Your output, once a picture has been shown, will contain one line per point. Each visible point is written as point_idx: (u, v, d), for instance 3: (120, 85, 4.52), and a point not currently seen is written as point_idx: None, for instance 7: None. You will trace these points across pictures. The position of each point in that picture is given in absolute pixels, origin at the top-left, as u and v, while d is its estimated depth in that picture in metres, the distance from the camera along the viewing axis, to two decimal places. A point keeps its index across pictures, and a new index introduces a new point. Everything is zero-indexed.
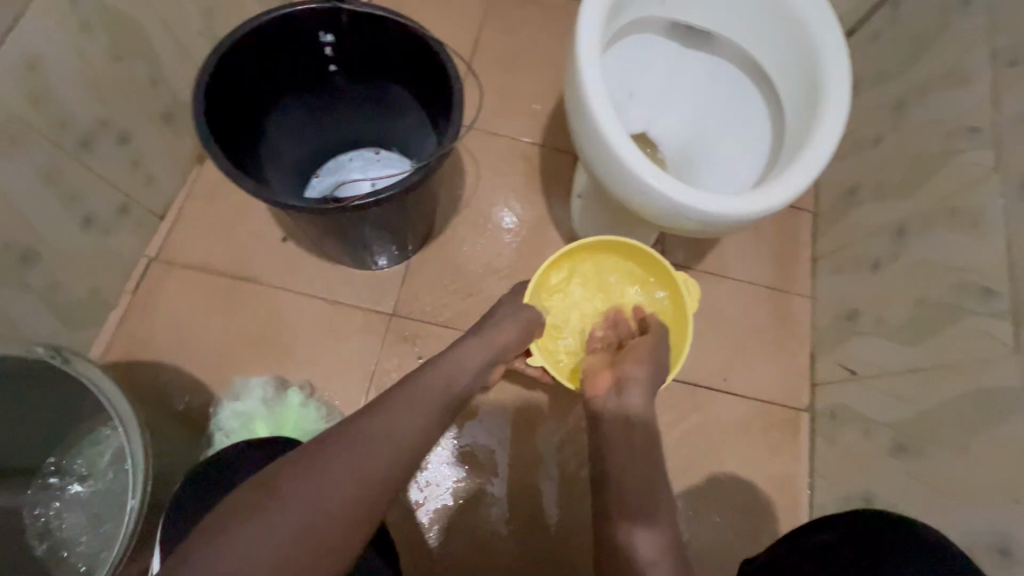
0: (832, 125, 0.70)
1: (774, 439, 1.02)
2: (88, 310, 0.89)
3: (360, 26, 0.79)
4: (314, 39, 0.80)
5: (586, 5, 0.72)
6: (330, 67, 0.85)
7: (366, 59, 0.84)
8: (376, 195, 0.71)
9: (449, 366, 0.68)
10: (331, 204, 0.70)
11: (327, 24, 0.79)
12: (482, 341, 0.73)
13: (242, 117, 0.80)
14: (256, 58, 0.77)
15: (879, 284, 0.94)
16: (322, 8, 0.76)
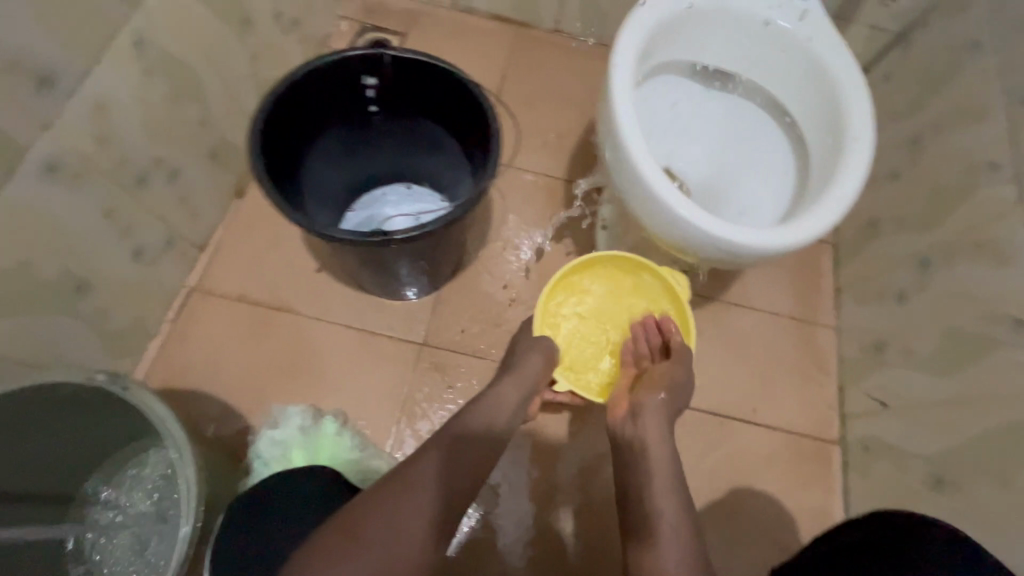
0: (858, 164, 0.72)
1: (805, 471, 1.01)
2: (132, 338, 0.91)
3: (403, 70, 0.83)
4: (358, 81, 0.85)
5: (619, 49, 0.76)
6: (371, 106, 0.89)
7: (405, 100, 0.89)
8: (419, 229, 0.74)
9: (489, 406, 0.78)
10: (377, 238, 0.73)
11: (372, 69, 0.83)
12: (516, 378, 0.83)
13: (288, 153, 0.84)
14: (305, 100, 0.81)
15: (906, 315, 0.95)
16: (368, 54, 0.81)
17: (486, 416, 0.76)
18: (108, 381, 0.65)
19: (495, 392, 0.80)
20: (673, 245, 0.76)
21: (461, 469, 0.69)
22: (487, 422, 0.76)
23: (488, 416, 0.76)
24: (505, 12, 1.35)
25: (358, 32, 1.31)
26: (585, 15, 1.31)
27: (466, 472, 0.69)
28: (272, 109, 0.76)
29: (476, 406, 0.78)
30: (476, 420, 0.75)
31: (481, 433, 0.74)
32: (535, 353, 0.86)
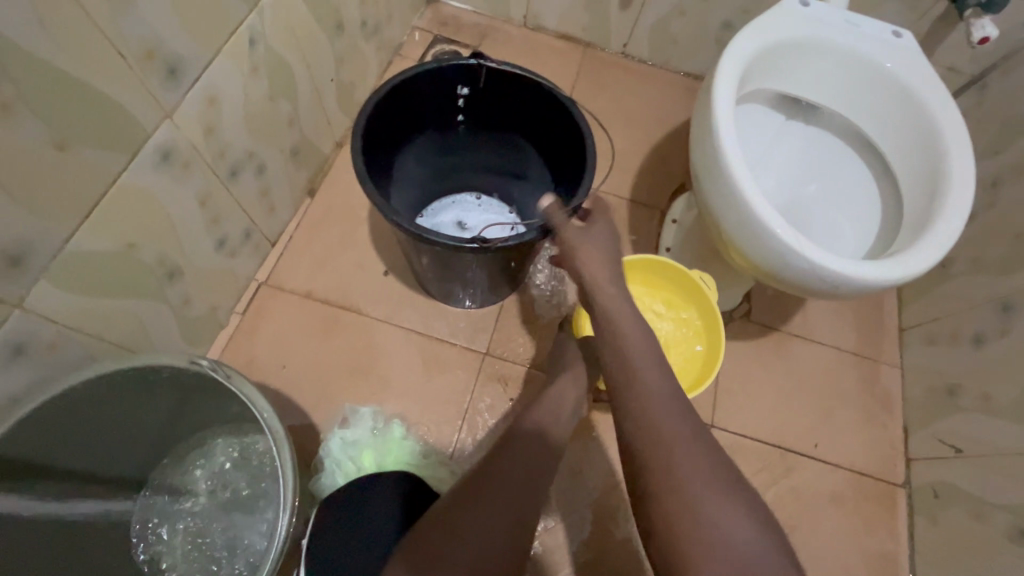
0: (960, 202, 0.71)
1: (870, 513, 0.98)
2: (205, 328, 0.92)
3: (497, 82, 0.85)
4: (451, 89, 0.86)
5: (721, 75, 0.77)
6: (458, 116, 0.91)
7: (493, 112, 0.90)
8: (517, 238, 0.74)
9: (550, 408, 0.75)
10: (478, 244, 0.73)
11: (467, 78, 0.85)
12: (572, 375, 0.80)
13: (378, 153, 0.84)
14: (400, 103, 0.82)
15: (983, 360, 0.93)
16: (467, 64, 0.82)
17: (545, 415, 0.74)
18: (211, 367, 0.64)
19: (554, 392, 0.78)
20: (766, 272, 0.76)
21: (527, 465, 0.66)
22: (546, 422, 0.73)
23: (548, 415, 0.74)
24: (573, 32, 1.37)
25: (430, 43, 1.33)
26: (654, 40, 1.32)
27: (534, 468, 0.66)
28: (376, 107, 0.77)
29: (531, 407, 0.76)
30: (535, 418, 0.73)
31: (540, 432, 0.71)
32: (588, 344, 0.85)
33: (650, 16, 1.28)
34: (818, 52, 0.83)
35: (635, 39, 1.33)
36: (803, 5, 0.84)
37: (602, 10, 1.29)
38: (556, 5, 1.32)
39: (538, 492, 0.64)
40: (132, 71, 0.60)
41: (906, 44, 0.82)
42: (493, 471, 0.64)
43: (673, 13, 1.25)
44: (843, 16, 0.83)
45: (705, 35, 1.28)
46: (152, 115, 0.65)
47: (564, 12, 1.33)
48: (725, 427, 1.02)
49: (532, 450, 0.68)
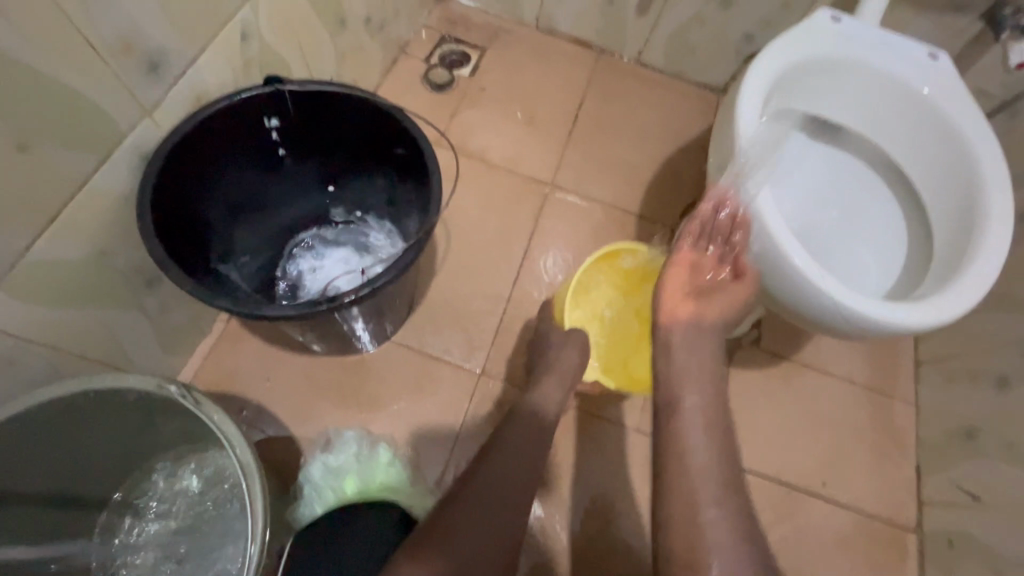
0: (998, 239, 0.66)
1: (879, 558, 0.93)
2: (186, 335, 0.87)
3: (308, 100, 0.74)
4: (260, 124, 0.74)
5: (742, 95, 0.72)
6: (279, 149, 0.78)
7: (314, 138, 0.79)
8: (370, 287, 0.64)
9: (536, 405, 0.81)
10: (323, 305, 0.62)
11: (274, 108, 0.73)
12: (556, 375, 0.84)
13: (193, 208, 0.71)
14: (219, 144, 0.70)
15: (1006, 404, 0.88)
16: (266, 93, 0.70)
17: (541, 404, 0.82)
18: (180, 394, 0.59)
19: (538, 393, 0.83)
20: (783, 308, 0.70)
21: (524, 457, 0.75)
22: (545, 410, 0.82)
23: (549, 403, 0.82)
24: (587, 37, 1.31)
25: (438, 43, 1.28)
26: (671, 49, 1.27)
27: (528, 455, 0.75)
28: (174, 154, 0.64)
29: (527, 396, 0.83)
30: (529, 408, 0.81)
31: (539, 421, 0.80)
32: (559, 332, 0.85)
33: (668, 24, 1.22)
34: (847, 72, 0.78)
35: (651, 46, 1.28)
36: (834, 20, 0.78)
37: (618, 15, 1.24)
38: (570, 9, 1.27)
39: (531, 473, 0.74)
40: (106, 66, 0.55)
41: (942, 67, 0.76)
42: (495, 459, 0.73)
43: (691, 22, 1.20)
44: (876, 34, 0.78)
45: (724, 46, 1.23)
46: (129, 114, 0.60)
47: (578, 15, 1.27)
48: None
49: (523, 437, 0.77)
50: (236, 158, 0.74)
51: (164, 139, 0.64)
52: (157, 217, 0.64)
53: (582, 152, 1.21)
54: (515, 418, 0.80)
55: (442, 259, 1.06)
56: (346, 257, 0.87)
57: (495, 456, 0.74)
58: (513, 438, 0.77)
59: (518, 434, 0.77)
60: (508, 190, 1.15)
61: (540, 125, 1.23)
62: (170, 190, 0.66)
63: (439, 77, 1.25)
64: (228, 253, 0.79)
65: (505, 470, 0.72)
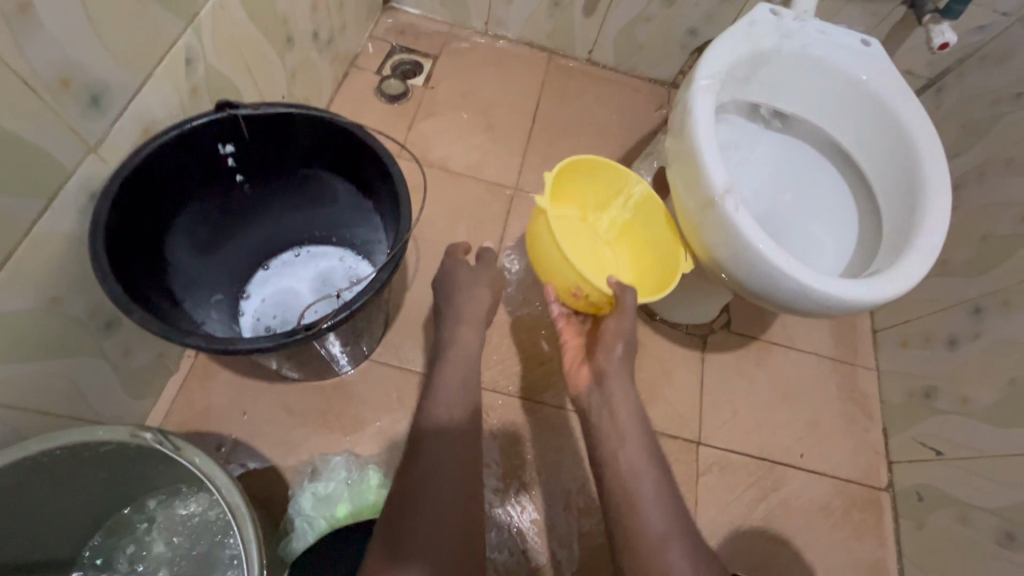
0: (940, 212, 0.71)
1: (859, 521, 0.97)
2: (153, 376, 0.83)
3: (263, 124, 0.72)
4: (214, 152, 0.71)
5: (696, 90, 0.74)
6: (236, 176, 0.76)
7: (273, 160, 0.77)
8: (345, 310, 0.62)
9: (444, 387, 0.74)
10: (300, 333, 0.60)
11: (228, 133, 0.70)
12: (467, 321, 0.80)
13: (149, 244, 0.68)
14: (170, 175, 0.68)
15: (959, 362, 0.94)
16: (218, 118, 0.68)
17: (446, 409, 0.71)
18: (155, 440, 0.57)
19: (455, 346, 0.78)
20: (750, 293, 0.73)
21: (458, 441, 0.69)
22: (455, 413, 0.71)
23: (454, 403, 0.72)
24: (537, 39, 1.33)
25: (388, 53, 1.27)
26: (620, 47, 1.30)
27: (464, 467, 0.67)
28: (124, 191, 0.61)
29: (423, 400, 0.73)
30: (435, 415, 0.70)
31: (454, 424, 0.70)
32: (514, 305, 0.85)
33: (615, 22, 1.25)
34: (790, 63, 0.82)
35: (601, 45, 1.30)
36: (774, 14, 0.82)
37: (566, 16, 1.26)
38: (519, 12, 1.28)
39: (472, 442, 0.70)
40: (41, 101, 0.52)
41: (875, 53, 0.81)
42: (423, 475, 0.65)
43: (638, 19, 1.23)
44: (814, 25, 0.82)
45: (672, 41, 1.26)
46: (73, 150, 0.57)
47: (528, 19, 1.29)
48: (712, 443, 1.00)
49: (441, 448, 0.67)
50: (188, 188, 0.72)
51: (111, 176, 0.61)
52: (112, 260, 0.60)
53: (543, 154, 1.22)
54: (424, 429, 0.69)
55: (413, 273, 1.05)
56: (313, 254, 0.88)
57: (427, 451, 0.67)
58: (434, 449, 0.67)
59: (438, 443, 0.68)
60: (473, 198, 1.15)
61: (498, 130, 1.23)
62: (122, 230, 0.63)
63: (393, 88, 1.23)
64: (192, 288, 0.76)
65: (438, 486, 0.65)
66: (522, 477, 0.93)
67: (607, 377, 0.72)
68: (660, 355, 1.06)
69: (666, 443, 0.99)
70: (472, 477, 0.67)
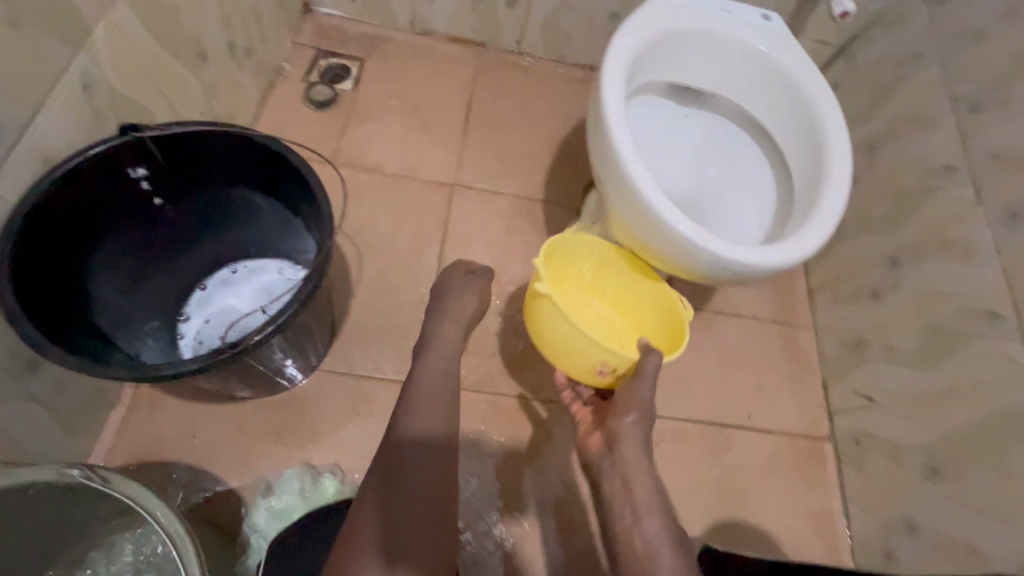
0: (841, 174, 0.75)
1: (805, 472, 1.03)
2: (92, 411, 0.82)
3: (176, 145, 0.70)
4: (126, 177, 0.70)
5: (606, 75, 0.76)
6: (154, 199, 0.75)
7: (192, 180, 0.76)
8: (273, 323, 0.62)
9: (423, 393, 0.70)
10: (228, 351, 0.60)
11: (138, 157, 0.69)
12: (452, 320, 0.80)
13: (65, 277, 0.67)
14: (80, 205, 0.66)
15: (882, 312, 1.00)
16: (125, 143, 0.66)
17: (428, 420, 0.68)
18: (83, 476, 0.57)
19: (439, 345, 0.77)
20: (674, 267, 0.76)
21: (435, 450, 0.66)
22: (437, 426, 0.68)
23: (436, 416, 0.69)
24: (464, 34, 1.33)
25: (314, 59, 1.25)
26: (547, 35, 1.31)
27: (440, 483, 0.65)
28: (27, 226, 0.59)
29: (403, 403, 0.69)
30: (416, 425, 0.67)
31: (433, 432, 0.67)
32: (470, 296, 0.83)
33: (538, 11, 1.26)
34: (696, 42, 0.85)
35: (528, 35, 1.31)
36: None
37: (489, 9, 1.26)
38: (442, 8, 1.27)
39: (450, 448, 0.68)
40: None
41: (775, 27, 0.85)
42: (395, 486, 0.63)
43: (560, 7, 1.24)
44: (716, 4, 0.85)
45: (595, 26, 1.28)
46: None
47: (452, 13, 1.28)
48: (664, 415, 1.04)
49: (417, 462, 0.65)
50: (104, 216, 0.70)
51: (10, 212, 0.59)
52: (21, 297, 0.59)
53: (480, 148, 1.23)
54: (402, 440, 0.66)
55: (358, 280, 1.05)
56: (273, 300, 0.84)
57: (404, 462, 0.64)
58: (410, 458, 0.65)
59: (416, 457, 0.65)
60: (412, 198, 1.15)
61: (433, 128, 1.23)
62: (28, 265, 0.61)
63: (321, 94, 1.22)
64: (119, 316, 0.75)
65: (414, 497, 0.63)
66: (483, 469, 0.95)
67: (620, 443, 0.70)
68: None
69: None
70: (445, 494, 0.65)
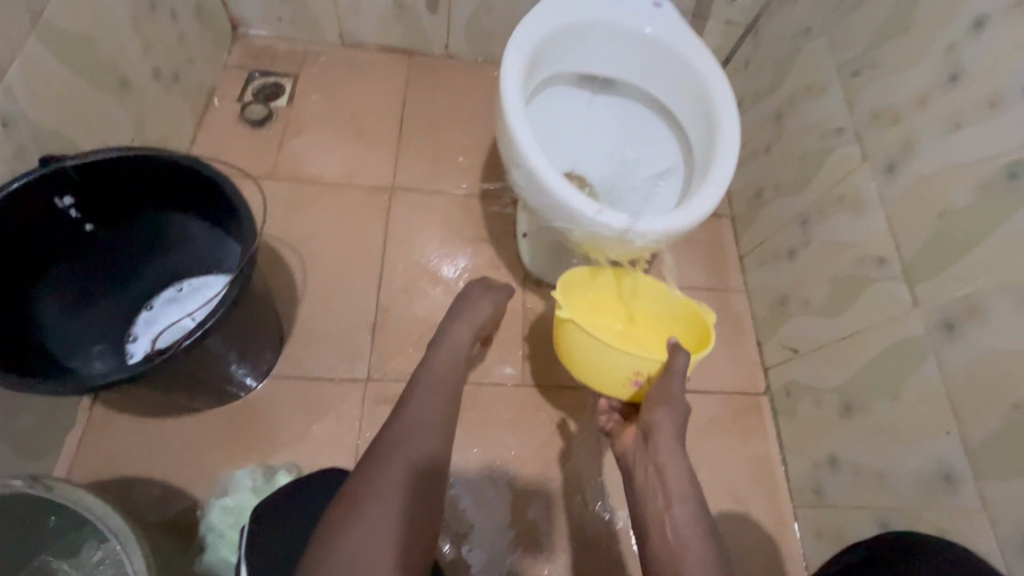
0: (728, 143, 0.82)
1: (743, 425, 1.10)
2: (46, 435, 0.85)
3: (99, 172, 0.74)
4: (53, 207, 0.73)
5: (505, 71, 0.82)
6: (85, 226, 0.78)
7: (120, 204, 0.80)
8: (200, 328, 0.67)
9: (423, 401, 0.73)
10: (158, 358, 0.65)
11: (63, 187, 0.72)
12: (464, 321, 0.89)
13: (3, 307, 0.70)
14: (10, 238, 0.69)
15: (798, 268, 1.07)
16: (48, 175, 0.69)
17: (427, 425, 0.71)
18: (28, 486, 0.62)
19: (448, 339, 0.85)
20: (585, 243, 0.82)
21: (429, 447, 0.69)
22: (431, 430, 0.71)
23: (431, 423, 0.71)
24: (393, 43, 1.37)
25: (247, 80, 1.29)
26: (472, 37, 1.36)
27: (426, 497, 0.65)
28: None
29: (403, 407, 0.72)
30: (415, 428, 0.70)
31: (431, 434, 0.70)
32: (484, 302, 0.93)
33: (460, 15, 1.31)
34: (594, 34, 0.91)
35: (454, 39, 1.36)
36: None
37: (413, 16, 1.31)
38: (367, 19, 1.32)
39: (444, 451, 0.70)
40: None
41: (665, 14, 0.91)
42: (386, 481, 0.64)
43: (480, 10, 1.30)
44: None
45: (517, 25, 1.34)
46: None
47: (377, 24, 1.33)
48: None
49: (399, 483, 0.64)
50: (36, 247, 0.73)
51: None
52: None
53: (416, 150, 1.28)
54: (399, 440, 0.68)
55: (304, 287, 1.09)
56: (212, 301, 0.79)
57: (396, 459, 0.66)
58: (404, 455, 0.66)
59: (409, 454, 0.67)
60: (353, 204, 1.19)
61: (368, 136, 1.28)
62: None
63: (256, 113, 1.25)
64: (63, 341, 0.78)
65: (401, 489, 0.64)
66: None
67: (655, 433, 0.71)
68: (551, 317, 1.15)
69: (565, 394, 1.09)
70: (426, 517, 0.65)
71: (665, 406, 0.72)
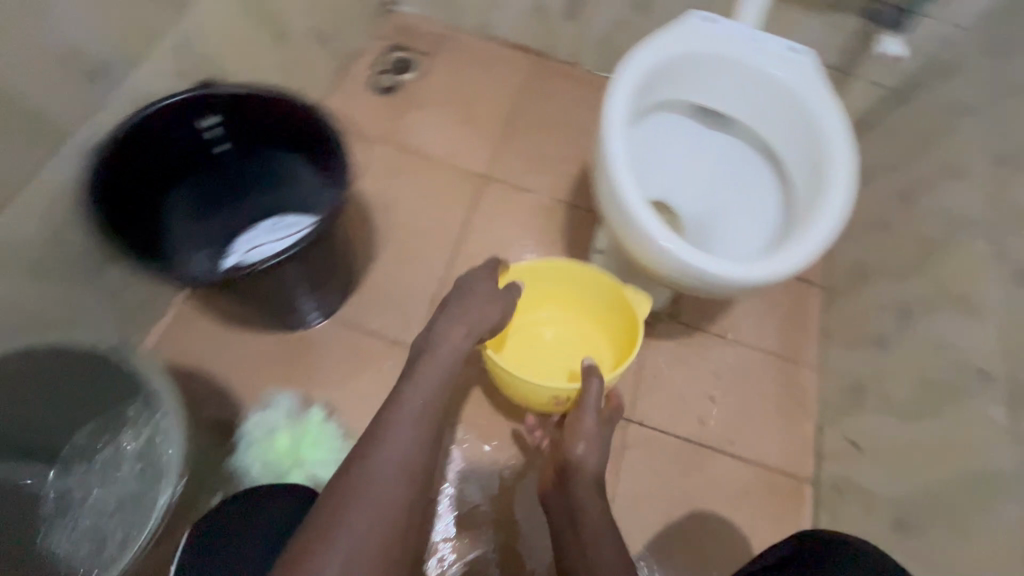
0: (835, 206, 0.76)
1: (777, 507, 1.01)
2: (143, 313, 0.98)
3: (236, 103, 0.85)
4: (194, 125, 0.85)
5: (614, 87, 0.82)
6: (215, 146, 0.90)
7: (247, 134, 0.90)
8: (279, 254, 0.75)
9: (401, 421, 0.62)
10: (239, 271, 0.74)
11: (205, 110, 0.84)
12: (462, 324, 0.76)
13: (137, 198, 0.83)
14: (156, 143, 0.82)
15: (886, 360, 0.97)
16: (196, 97, 0.81)
17: (407, 452, 0.60)
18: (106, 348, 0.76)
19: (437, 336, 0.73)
20: (651, 270, 0.80)
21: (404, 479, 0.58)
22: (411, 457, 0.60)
23: (409, 450, 0.60)
24: (523, 41, 1.42)
25: (386, 52, 1.39)
26: (600, 50, 1.37)
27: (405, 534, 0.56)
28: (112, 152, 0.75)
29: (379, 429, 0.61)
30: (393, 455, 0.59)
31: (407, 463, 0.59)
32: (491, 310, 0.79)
33: (593, 27, 1.32)
34: (718, 67, 0.88)
35: (582, 48, 1.38)
36: (707, 21, 0.88)
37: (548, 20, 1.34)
38: (505, 15, 1.37)
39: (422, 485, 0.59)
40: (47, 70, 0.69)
41: (802, 60, 0.86)
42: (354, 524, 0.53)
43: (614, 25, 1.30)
44: (746, 32, 0.88)
45: None
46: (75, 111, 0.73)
47: (513, 21, 1.38)
48: (644, 423, 1.06)
49: (390, 501, 0.56)
50: (174, 155, 0.86)
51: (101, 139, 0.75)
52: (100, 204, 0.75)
53: (518, 146, 1.31)
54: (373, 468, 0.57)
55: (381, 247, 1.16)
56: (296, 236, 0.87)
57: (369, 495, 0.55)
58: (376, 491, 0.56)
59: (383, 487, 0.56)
60: (445, 183, 1.25)
61: (477, 123, 1.33)
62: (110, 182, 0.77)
63: (385, 82, 1.35)
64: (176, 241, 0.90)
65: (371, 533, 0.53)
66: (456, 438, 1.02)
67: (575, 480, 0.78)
68: None
69: None
70: (408, 538, 0.57)
71: (580, 443, 0.80)
